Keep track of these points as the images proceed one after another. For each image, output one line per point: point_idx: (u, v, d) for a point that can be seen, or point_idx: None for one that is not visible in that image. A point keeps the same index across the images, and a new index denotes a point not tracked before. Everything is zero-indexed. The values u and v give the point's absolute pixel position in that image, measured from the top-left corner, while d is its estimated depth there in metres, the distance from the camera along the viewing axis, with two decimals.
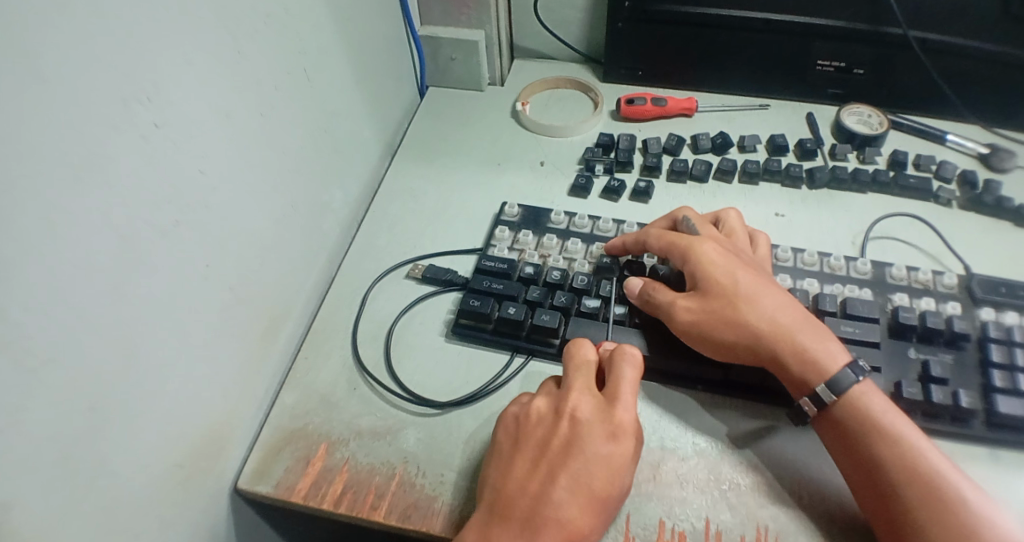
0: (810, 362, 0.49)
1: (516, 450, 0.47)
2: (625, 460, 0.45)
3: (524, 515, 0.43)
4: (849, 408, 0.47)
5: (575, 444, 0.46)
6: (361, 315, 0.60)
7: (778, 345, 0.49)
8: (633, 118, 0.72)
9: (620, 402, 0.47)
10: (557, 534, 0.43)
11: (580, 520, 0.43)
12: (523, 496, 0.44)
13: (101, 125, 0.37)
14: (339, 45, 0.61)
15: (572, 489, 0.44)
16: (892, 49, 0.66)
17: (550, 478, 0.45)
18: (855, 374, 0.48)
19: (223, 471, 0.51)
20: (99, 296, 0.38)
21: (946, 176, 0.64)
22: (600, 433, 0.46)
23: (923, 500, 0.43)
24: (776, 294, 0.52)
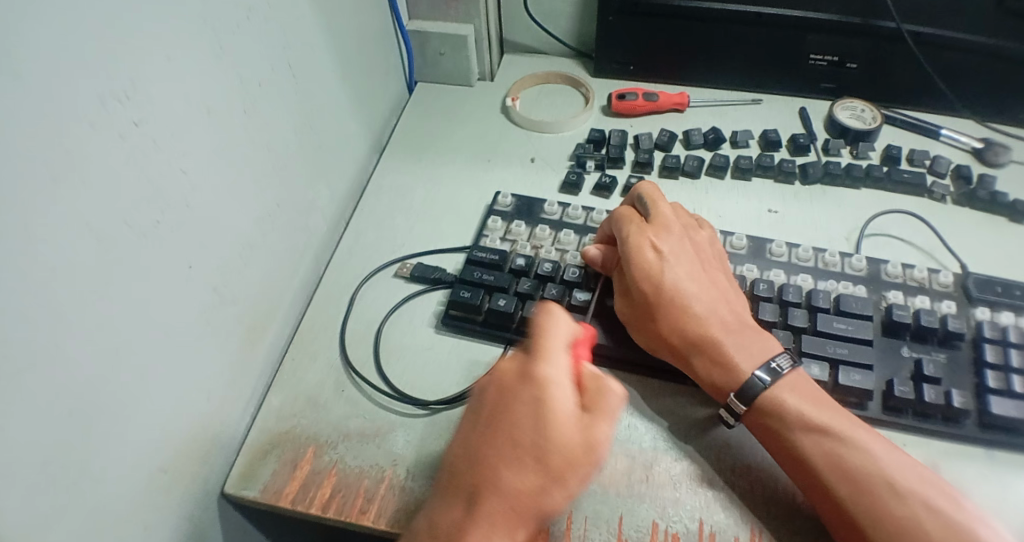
0: (717, 373, 0.49)
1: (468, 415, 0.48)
2: (555, 414, 0.44)
3: (466, 478, 0.45)
4: (769, 409, 0.47)
5: (502, 402, 0.46)
6: (350, 315, 0.59)
7: (687, 354, 0.50)
8: (625, 113, 0.71)
9: (540, 355, 0.46)
10: (501, 501, 0.43)
11: (517, 480, 0.43)
12: (468, 455, 0.46)
13: (78, 122, 0.36)
14: (325, 41, 0.60)
15: (491, 458, 0.44)
16: (886, 43, 0.66)
17: (483, 442, 0.45)
18: (765, 378, 0.47)
19: (208, 475, 0.50)
20: (78, 299, 0.37)
21: (940, 171, 0.63)
22: (522, 392, 0.45)
23: (852, 497, 0.43)
24: (703, 301, 0.51)
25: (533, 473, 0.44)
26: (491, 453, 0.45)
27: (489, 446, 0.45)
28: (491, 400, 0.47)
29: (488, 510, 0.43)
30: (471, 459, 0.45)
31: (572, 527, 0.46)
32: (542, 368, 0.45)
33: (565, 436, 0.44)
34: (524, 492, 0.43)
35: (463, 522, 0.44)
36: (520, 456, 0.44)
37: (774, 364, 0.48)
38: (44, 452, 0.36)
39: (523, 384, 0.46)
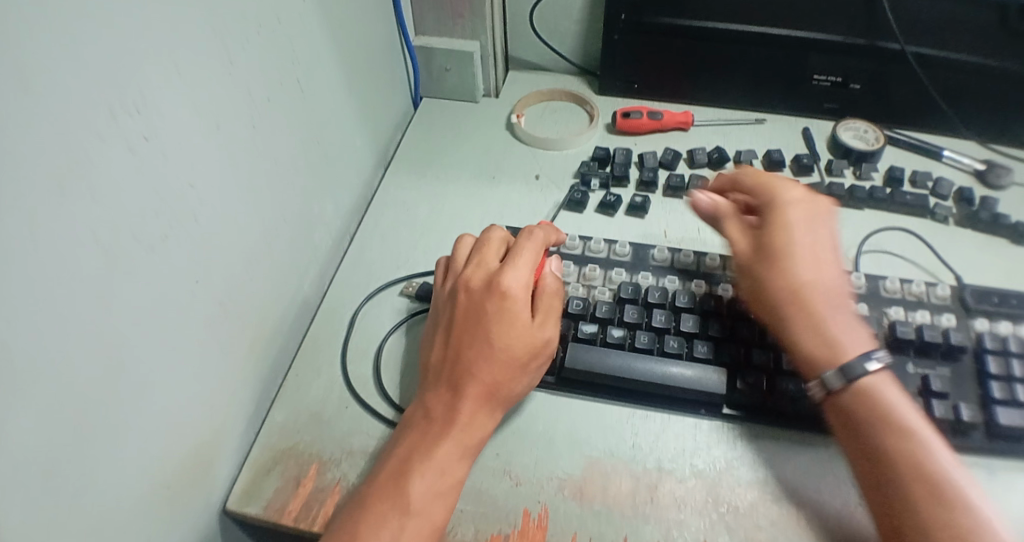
0: (823, 343, 0.48)
1: (440, 323, 0.53)
2: (520, 312, 0.50)
3: (452, 370, 0.49)
4: (862, 409, 0.46)
5: (475, 301, 0.51)
6: (353, 331, 0.59)
7: (803, 309, 0.49)
8: (629, 131, 0.71)
9: (510, 268, 0.52)
10: (485, 392, 0.48)
11: (500, 372, 0.49)
12: (453, 354, 0.50)
13: (87, 136, 0.36)
14: (332, 56, 0.60)
15: (471, 350, 0.49)
16: (890, 64, 0.66)
17: (461, 339, 0.50)
18: (866, 365, 0.46)
19: (210, 491, 0.50)
20: (85, 316, 0.37)
21: (943, 194, 0.64)
22: (492, 294, 0.50)
23: (926, 501, 0.42)
24: (833, 285, 0.50)
25: (505, 368, 0.49)
26: (468, 350, 0.49)
27: (466, 343, 0.50)
28: (464, 307, 0.51)
29: (472, 397, 0.48)
30: (452, 357, 0.50)
31: None
32: (506, 279, 0.51)
33: (526, 333, 0.50)
34: (490, 380, 0.48)
35: (423, 430, 0.47)
36: (484, 348, 0.49)
37: (876, 356, 0.47)
38: (49, 465, 0.36)
39: (491, 291, 0.51)
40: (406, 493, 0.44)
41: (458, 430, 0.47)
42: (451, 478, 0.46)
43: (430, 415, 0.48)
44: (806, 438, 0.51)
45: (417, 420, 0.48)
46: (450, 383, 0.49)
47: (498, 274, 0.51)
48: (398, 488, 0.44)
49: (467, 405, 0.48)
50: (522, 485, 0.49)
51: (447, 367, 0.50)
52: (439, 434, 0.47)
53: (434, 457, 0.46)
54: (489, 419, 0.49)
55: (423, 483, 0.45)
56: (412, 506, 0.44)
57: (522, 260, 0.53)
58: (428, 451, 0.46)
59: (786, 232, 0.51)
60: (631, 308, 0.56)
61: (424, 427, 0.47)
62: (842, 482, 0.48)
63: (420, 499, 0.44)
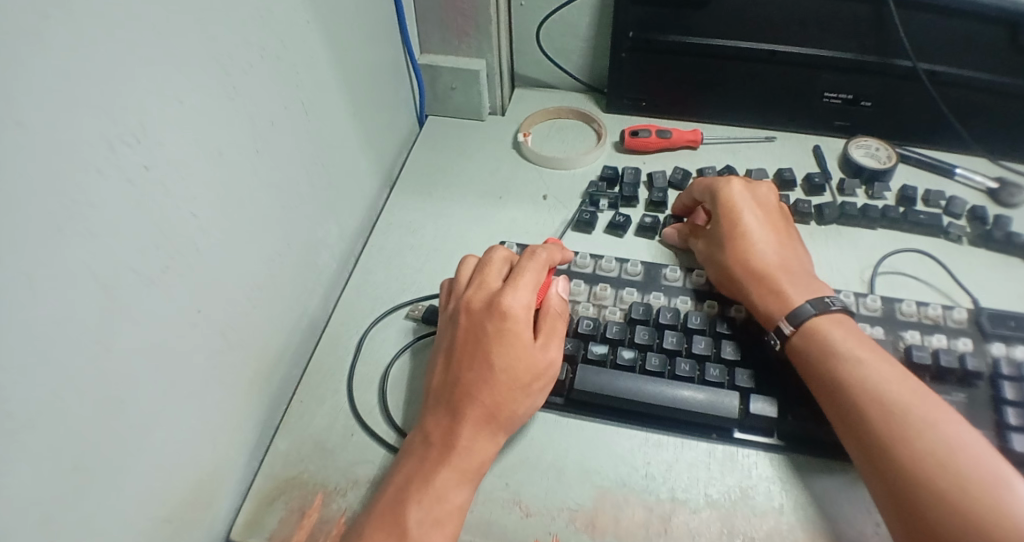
0: (770, 298, 0.52)
1: (441, 346, 0.52)
2: (519, 332, 0.49)
3: (451, 394, 0.48)
4: (814, 351, 0.49)
5: (474, 323, 0.50)
6: (359, 356, 0.58)
7: (756, 279, 0.54)
8: (637, 150, 0.70)
9: (512, 288, 0.50)
10: (485, 416, 0.47)
11: (501, 396, 0.48)
12: (453, 378, 0.49)
13: (84, 170, 0.35)
14: (336, 78, 0.59)
15: (471, 374, 0.48)
16: (901, 82, 0.66)
17: (461, 363, 0.49)
18: (816, 306, 0.51)
19: (212, 522, 0.49)
20: (82, 354, 0.36)
21: (956, 212, 0.63)
22: (491, 315, 0.49)
23: (882, 423, 0.45)
24: (783, 254, 0.55)
25: (506, 390, 0.48)
26: (467, 373, 0.48)
27: (466, 367, 0.49)
28: (465, 328, 0.50)
29: (471, 422, 0.47)
30: (452, 381, 0.49)
31: None
32: (506, 299, 0.50)
33: (526, 355, 0.49)
34: (490, 403, 0.47)
35: (423, 457, 0.47)
36: (484, 370, 0.48)
37: (828, 300, 0.51)
38: (46, 506, 0.35)
39: (491, 313, 0.50)
40: (404, 519, 0.44)
41: (457, 454, 0.46)
42: (451, 505, 0.45)
43: (429, 441, 0.47)
44: (822, 466, 0.49)
45: (416, 445, 0.47)
46: (449, 408, 0.48)
47: (498, 295, 0.50)
48: (397, 512, 0.44)
49: (466, 429, 0.47)
50: (531, 516, 0.48)
51: (445, 389, 0.49)
52: (438, 458, 0.46)
53: (433, 482, 0.45)
54: (491, 443, 0.48)
55: (421, 508, 0.44)
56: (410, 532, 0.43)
57: (523, 281, 0.51)
58: (428, 478, 0.45)
59: (734, 210, 0.57)
60: (642, 328, 0.54)
61: (423, 452, 0.47)
62: (860, 512, 0.47)
63: (418, 526, 0.43)
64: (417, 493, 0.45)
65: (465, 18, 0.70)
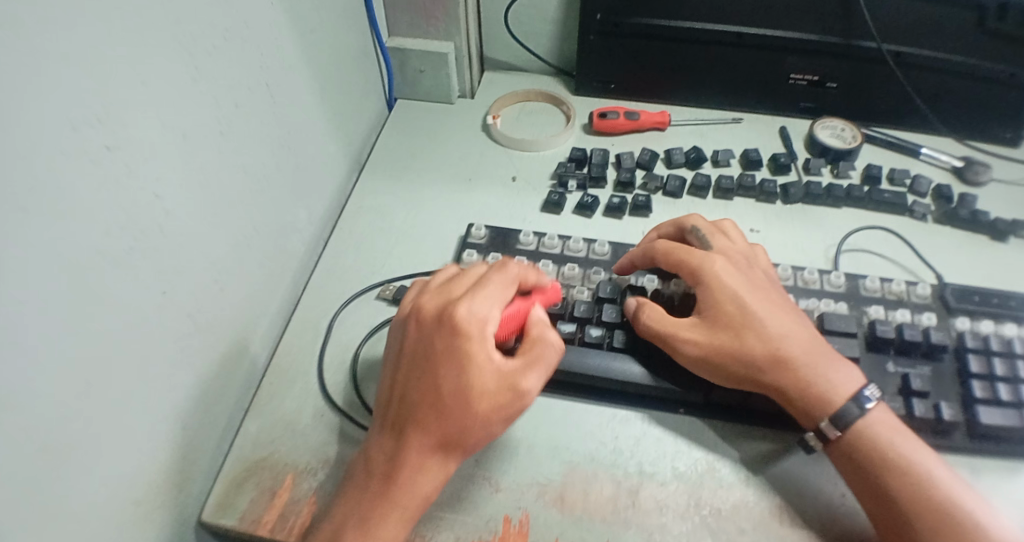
0: (803, 385, 0.47)
1: (397, 355, 0.47)
2: (469, 351, 0.44)
3: (399, 417, 0.44)
4: (854, 431, 0.46)
5: (425, 338, 0.45)
6: (328, 338, 0.58)
7: (770, 364, 0.48)
8: (606, 132, 0.70)
9: (467, 299, 0.45)
10: (430, 442, 0.43)
11: (449, 423, 0.43)
12: (403, 396, 0.45)
13: (45, 147, 0.35)
14: (303, 60, 0.58)
15: (415, 398, 0.44)
16: (865, 63, 0.66)
17: (410, 383, 0.45)
18: (861, 405, 0.47)
19: (182, 507, 0.48)
20: (47, 337, 0.36)
21: (921, 191, 0.64)
22: (439, 332, 0.44)
23: (901, 498, 0.44)
24: (787, 328, 0.49)
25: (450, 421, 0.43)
26: (414, 394, 0.44)
27: (413, 385, 0.44)
28: (417, 343, 0.45)
29: (415, 450, 0.43)
30: (402, 399, 0.45)
31: None
32: (458, 311, 0.44)
33: (479, 376, 0.44)
34: (438, 430, 0.43)
35: (366, 489, 0.44)
36: (427, 395, 0.44)
37: (866, 393, 0.47)
38: (16, 491, 0.35)
39: (440, 328, 0.45)
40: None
41: (398, 486, 0.43)
42: (393, 538, 0.42)
43: (375, 471, 0.44)
44: (785, 439, 0.50)
45: (367, 475, 0.44)
46: (394, 432, 0.44)
47: (452, 305, 0.45)
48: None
49: (411, 457, 0.43)
50: (501, 492, 0.48)
51: (396, 411, 0.45)
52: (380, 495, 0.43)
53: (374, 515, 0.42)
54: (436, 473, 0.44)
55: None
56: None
57: (486, 293, 0.46)
58: (372, 514, 0.42)
59: (728, 287, 0.50)
60: (610, 307, 0.55)
61: (369, 484, 0.44)
62: (823, 482, 0.48)
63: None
64: (362, 527, 0.42)
65: (434, 2, 0.69)
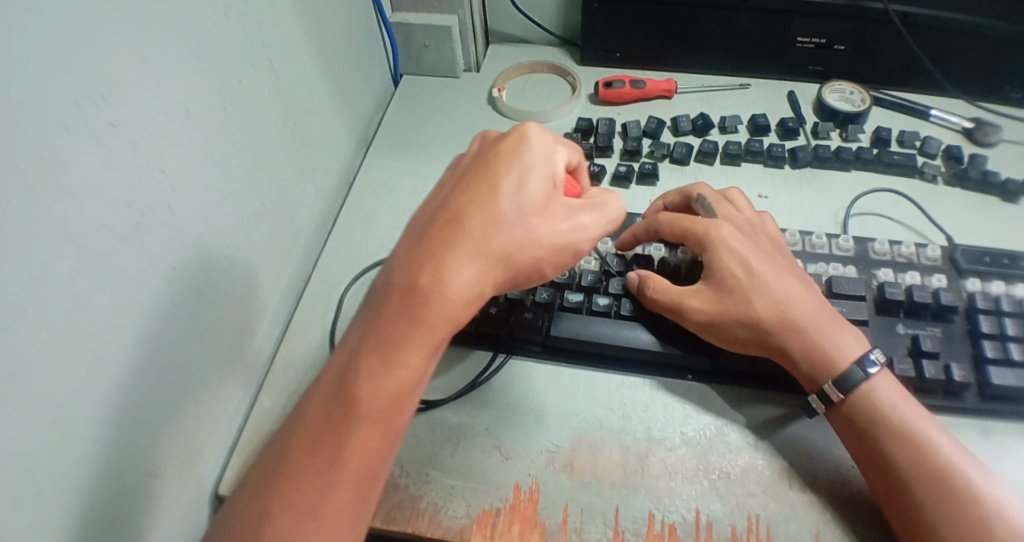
0: (810, 352, 0.47)
1: (445, 182, 0.47)
2: (535, 157, 0.44)
3: (438, 219, 0.42)
4: (863, 398, 0.46)
5: (487, 151, 0.45)
6: (339, 312, 0.58)
7: (780, 331, 0.48)
8: (612, 101, 0.70)
9: (539, 122, 0.47)
10: (472, 251, 0.41)
11: (500, 232, 0.41)
12: (443, 203, 0.43)
13: (50, 126, 0.35)
14: (305, 36, 0.59)
15: (468, 199, 0.42)
16: (873, 25, 0.65)
17: (460, 187, 0.44)
18: (865, 370, 0.46)
19: (200, 478, 0.49)
20: (57, 310, 0.37)
21: (930, 152, 0.63)
22: (509, 139, 0.45)
23: (901, 463, 0.43)
24: (799, 294, 0.49)
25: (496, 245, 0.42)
26: (461, 198, 0.43)
27: (463, 191, 0.43)
28: (456, 184, 0.44)
29: (455, 258, 0.40)
30: (442, 205, 0.43)
31: (567, 521, 0.46)
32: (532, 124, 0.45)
33: (538, 189, 0.43)
34: (483, 238, 0.41)
35: (387, 311, 0.40)
36: (479, 212, 0.41)
37: (872, 356, 0.47)
38: (35, 459, 0.36)
39: (509, 136, 0.45)
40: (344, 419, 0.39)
41: (427, 303, 0.40)
42: (392, 392, 0.39)
43: (399, 291, 0.40)
44: (794, 403, 0.51)
45: (388, 297, 0.41)
46: (432, 238, 0.41)
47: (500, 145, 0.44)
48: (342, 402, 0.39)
49: (444, 267, 0.40)
50: (511, 459, 0.49)
51: (437, 213, 0.43)
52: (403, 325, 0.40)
53: (399, 335, 0.40)
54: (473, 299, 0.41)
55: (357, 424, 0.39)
56: (366, 415, 0.39)
57: (561, 139, 0.49)
58: (393, 338, 0.40)
59: (738, 254, 0.50)
60: (617, 278, 0.55)
61: (393, 311, 0.40)
62: (833, 445, 0.48)
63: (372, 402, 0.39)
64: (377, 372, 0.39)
65: None
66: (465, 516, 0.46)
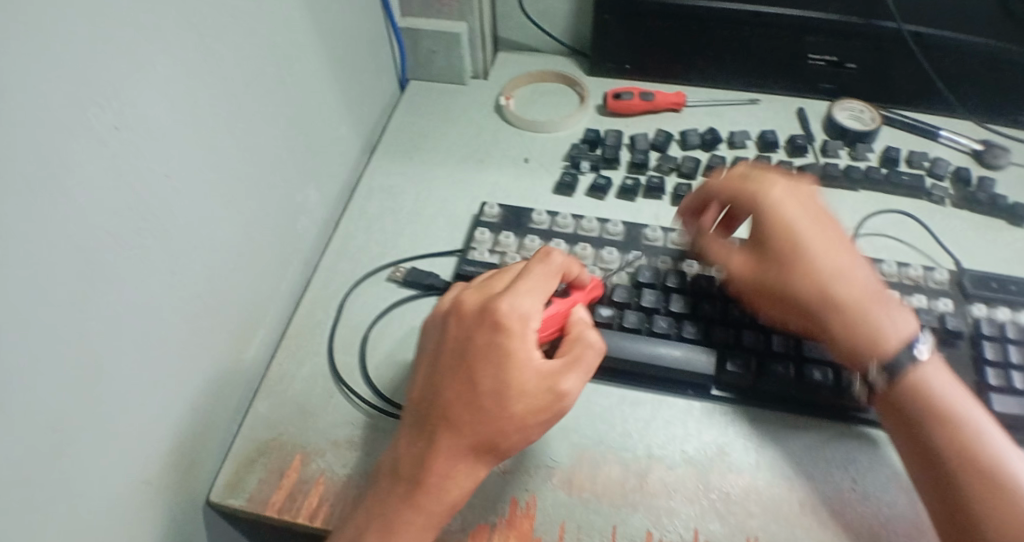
0: (811, 314, 0.48)
1: (416, 388, 0.44)
2: (509, 401, 0.41)
3: (412, 462, 0.41)
4: (878, 342, 0.46)
5: (454, 363, 0.42)
6: (339, 318, 0.58)
7: (788, 289, 0.49)
8: (620, 113, 0.70)
9: (514, 313, 0.43)
10: (445, 503, 0.41)
11: (465, 452, 0.41)
12: (415, 446, 0.42)
13: (57, 130, 0.35)
14: (315, 40, 0.58)
15: (439, 458, 0.41)
16: (887, 44, 0.65)
17: (425, 429, 0.42)
18: (902, 333, 0.45)
19: (192, 484, 0.49)
20: (55, 316, 0.36)
21: (939, 174, 0.62)
22: (479, 357, 0.42)
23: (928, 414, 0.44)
24: (827, 259, 0.48)
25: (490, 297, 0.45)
26: (442, 430, 0.41)
27: (436, 418, 0.41)
28: (422, 428, 0.42)
29: (428, 514, 0.40)
30: (417, 441, 0.42)
31: (563, 537, 0.45)
32: (510, 355, 0.41)
33: (521, 394, 0.41)
34: (458, 458, 0.41)
35: (387, 492, 0.41)
36: (441, 474, 0.41)
37: (892, 320, 0.46)
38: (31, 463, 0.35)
39: (481, 412, 0.41)
40: (423, 477, 0.41)
41: (423, 501, 0.40)
42: None
43: (396, 478, 0.41)
44: (795, 422, 0.50)
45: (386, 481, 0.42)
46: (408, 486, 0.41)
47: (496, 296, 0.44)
48: (479, 430, 0.41)
49: (422, 513, 0.40)
50: (509, 474, 0.48)
51: (414, 451, 0.42)
52: (501, 421, 0.41)
53: (468, 394, 0.41)
54: (463, 438, 0.41)
55: (453, 445, 0.41)
56: (386, 505, 0.41)
57: (523, 299, 0.44)
58: (385, 500, 0.41)
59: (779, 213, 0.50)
60: (621, 287, 0.54)
61: (396, 485, 0.41)
62: (835, 467, 0.48)
63: (439, 473, 0.41)
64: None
65: None
66: (461, 531, 0.45)
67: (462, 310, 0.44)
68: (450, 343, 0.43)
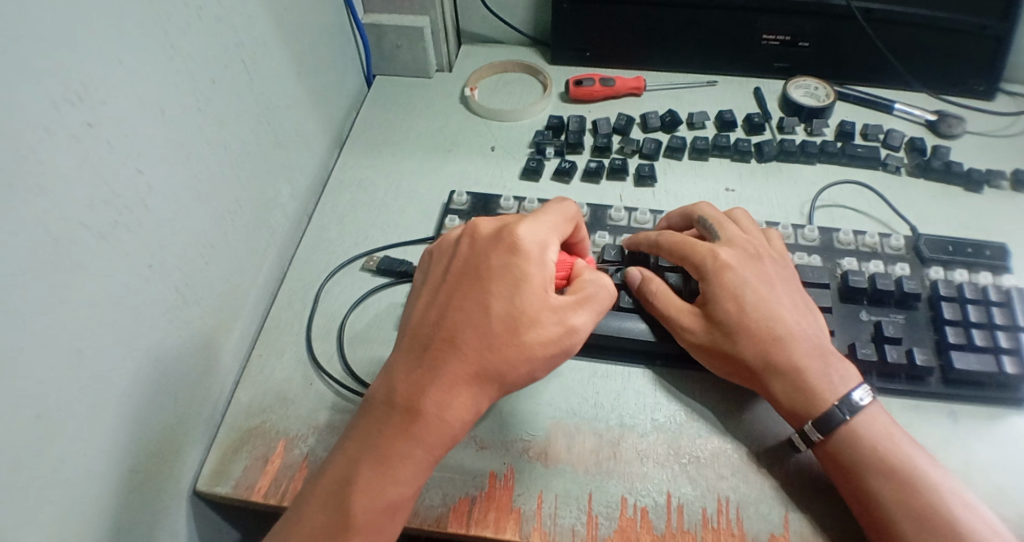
0: (763, 348, 0.48)
1: (417, 319, 0.45)
2: (514, 331, 0.43)
3: (411, 394, 0.42)
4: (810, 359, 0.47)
5: (462, 291, 0.44)
6: (315, 308, 0.59)
7: (740, 323, 0.48)
8: (582, 99, 0.71)
9: (527, 242, 0.45)
10: (441, 434, 0.42)
11: (464, 389, 0.42)
12: (416, 376, 0.43)
13: (27, 129, 0.36)
14: (279, 37, 0.59)
15: (441, 384, 0.42)
16: (837, 21, 0.68)
17: (428, 357, 0.43)
18: (847, 409, 0.46)
19: (178, 475, 0.50)
20: (34, 309, 0.37)
21: (894, 145, 0.65)
22: (490, 281, 0.44)
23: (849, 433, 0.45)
24: (775, 318, 0.49)
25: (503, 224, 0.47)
26: (446, 357, 0.42)
27: (442, 343, 0.43)
28: (423, 356, 0.43)
29: (423, 450, 0.42)
30: (417, 373, 0.43)
31: (542, 506, 0.47)
32: (520, 280, 0.44)
33: (526, 324, 0.43)
34: (460, 388, 0.42)
35: (379, 427, 0.42)
36: (439, 404, 0.42)
37: (856, 400, 0.46)
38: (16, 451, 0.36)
39: (487, 340, 0.43)
40: (421, 405, 0.42)
41: (419, 431, 0.42)
42: (387, 502, 0.41)
43: (391, 415, 0.42)
44: None
45: (381, 417, 0.43)
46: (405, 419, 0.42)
47: (512, 223, 0.46)
48: (486, 355, 0.42)
49: (415, 447, 0.41)
50: (486, 449, 0.49)
51: (413, 382, 0.43)
52: (510, 348, 0.43)
53: (477, 318, 0.43)
54: (466, 367, 0.42)
55: (457, 373, 0.42)
56: (372, 453, 0.42)
57: (540, 225, 0.47)
58: (372, 449, 0.42)
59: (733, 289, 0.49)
60: None
61: (393, 423, 0.42)
62: None
63: (437, 401, 0.42)
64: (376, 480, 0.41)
65: None
66: (443, 505, 0.46)
67: (472, 241, 0.47)
68: (460, 272, 0.46)
